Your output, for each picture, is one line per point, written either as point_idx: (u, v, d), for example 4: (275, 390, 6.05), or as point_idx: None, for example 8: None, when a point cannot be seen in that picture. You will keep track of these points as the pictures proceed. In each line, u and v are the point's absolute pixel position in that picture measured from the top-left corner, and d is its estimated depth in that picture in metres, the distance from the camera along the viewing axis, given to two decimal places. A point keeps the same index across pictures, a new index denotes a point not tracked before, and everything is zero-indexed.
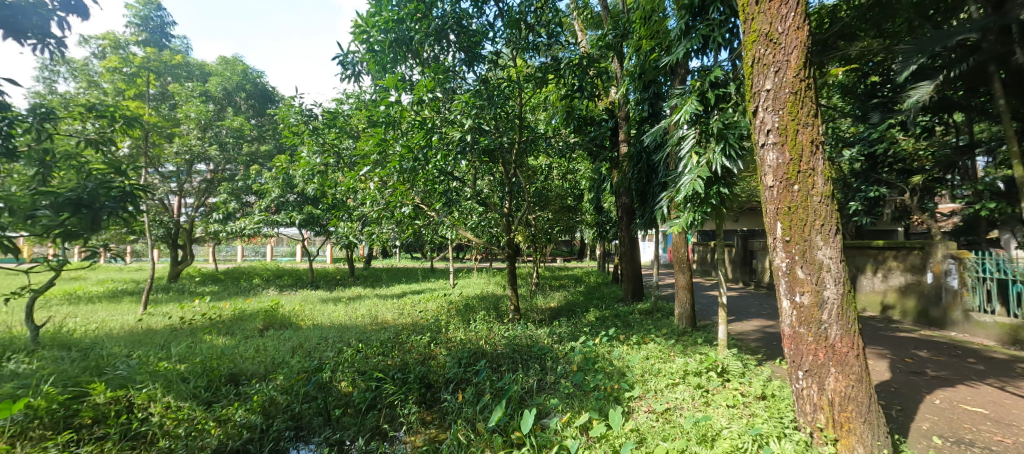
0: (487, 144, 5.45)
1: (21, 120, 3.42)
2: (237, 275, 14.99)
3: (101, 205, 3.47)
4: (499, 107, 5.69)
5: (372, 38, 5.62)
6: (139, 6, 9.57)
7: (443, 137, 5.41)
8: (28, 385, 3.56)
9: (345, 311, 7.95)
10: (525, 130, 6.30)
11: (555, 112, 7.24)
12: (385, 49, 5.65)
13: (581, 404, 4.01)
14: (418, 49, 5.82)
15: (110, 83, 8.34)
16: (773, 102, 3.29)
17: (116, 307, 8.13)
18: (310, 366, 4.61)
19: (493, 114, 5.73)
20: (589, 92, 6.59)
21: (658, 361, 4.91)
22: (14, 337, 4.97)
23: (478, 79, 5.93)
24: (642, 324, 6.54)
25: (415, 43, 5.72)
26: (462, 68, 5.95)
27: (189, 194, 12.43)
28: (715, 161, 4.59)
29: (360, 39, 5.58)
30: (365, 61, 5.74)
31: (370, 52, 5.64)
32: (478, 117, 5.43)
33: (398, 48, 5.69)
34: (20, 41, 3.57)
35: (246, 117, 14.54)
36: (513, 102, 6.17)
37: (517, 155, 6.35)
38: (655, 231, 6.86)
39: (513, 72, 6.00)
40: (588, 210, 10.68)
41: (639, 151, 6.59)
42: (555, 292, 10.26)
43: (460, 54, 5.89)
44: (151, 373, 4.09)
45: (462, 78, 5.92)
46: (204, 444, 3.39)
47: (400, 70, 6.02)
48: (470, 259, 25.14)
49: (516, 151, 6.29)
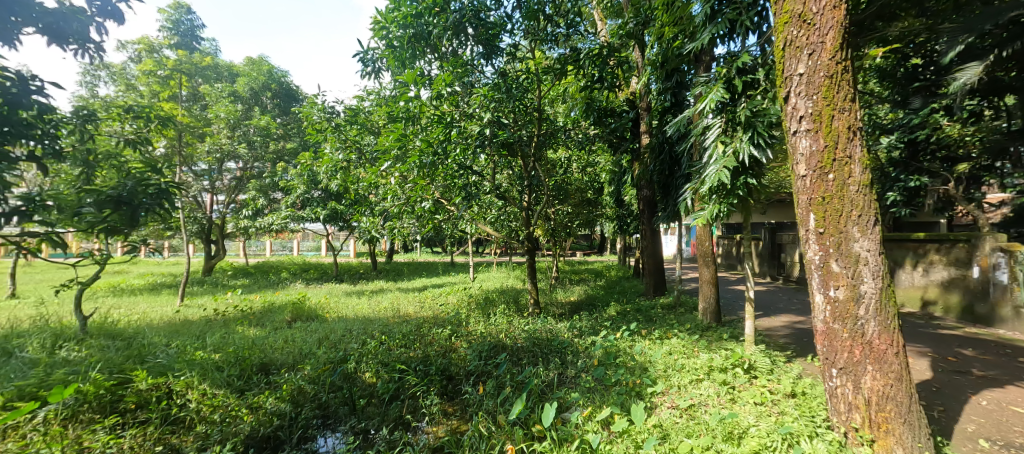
0: (506, 137, 5.43)
1: (66, 121, 3.58)
2: (267, 268, 15.52)
3: (139, 202, 3.69)
4: (518, 100, 5.63)
5: (391, 34, 5.53)
6: (170, 10, 9.87)
7: (462, 132, 5.36)
8: (78, 371, 3.82)
9: (369, 304, 8.12)
10: (543, 122, 6.23)
11: (575, 105, 7.05)
12: (404, 45, 5.57)
13: (602, 398, 4.02)
14: (436, 43, 5.66)
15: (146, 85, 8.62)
16: (807, 86, 3.17)
17: (155, 300, 8.49)
18: (336, 357, 4.74)
19: (511, 107, 5.66)
20: (610, 82, 6.39)
21: (681, 357, 4.82)
22: (64, 326, 5.26)
23: (497, 73, 5.84)
24: (664, 319, 6.39)
25: (434, 38, 5.54)
26: (480, 61, 5.87)
27: (220, 192, 12.82)
28: (742, 150, 4.39)
29: (380, 35, 5.55)
30: (384, 58, 5.72)
31: (389, 48, 5.62)
32: (497, 110, 5.40)
33: (418, 44, 5.58)
34: (62, 46, 3.51)
35: (272, 116, 14.82)
36: (532, 94, 6.05)
37: (536, 148, 6.24)
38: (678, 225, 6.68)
39: (532, 65, 5.92)
40: (608, 204, 10.48)
41: (661, 143, 6.46)
42: (575, 286, 10.18)
43: (478, 48, 5.80)
44: (189, 361, 4.28)
45: (481, 72, 5.87)
46: (238, 430, 3.55)
47: (419, 64, 5.94)
48: (488, 253, 25.33)
49: (535, 144, 6.16)
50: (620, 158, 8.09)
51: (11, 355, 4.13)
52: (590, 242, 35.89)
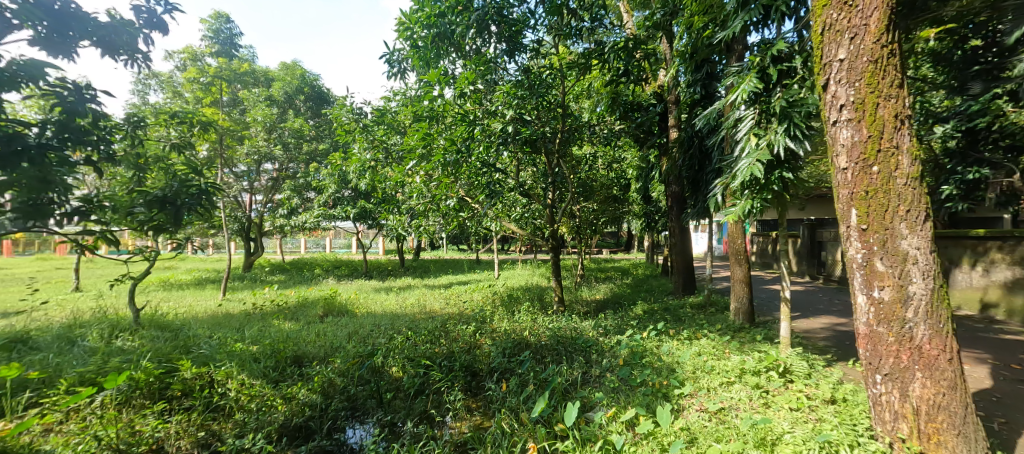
0: (529, 134, 5.36)
1: (118, 127, 3.81)
2: (302, 265, 16.16)
3: (182, 201, 3.95)
4: (542, 96, 5.57)
5: (415, 34, 5.59)
6: (211, 20, 10.00)
7: (485, 129, 5.41)
8: (131, 359, 4.13)
9: (396, 300, 8.30)
10: (567, 118, 6.14)
11: (600, 100, 6.94)
12: (428, 45, 5.61)
13: (627, 399, 3.96)
14: (460, 42, 5.65)
15: (190, 92, 9.03)
16: (848, 73, 2.97)
17: (200, 294, 9.01)
18: (364, 351, 4.88)
19: (534, 103, 5.62)
20: (636, 76, 6.22)
21: (711, 358, 4.67)
22: (120, 318, 5.68)
23: (520, 69, 5.79)
24: (693, 318, 6.20)
25: (457, 37, 5.53)
26: (503, 58, 5.82)
27: (259, 192, 13.43)
28: (777, 142, 4.20)
29: (405, 36, 5.61)
30: (408, 58, 5.78)
31: (414, 48, 5.65)
32: (520, 107, 5.37)
33: (441, 43, 5.59)
34: (113, 58, 3.72)
35: (305, 118, 15.34)
36: (556, 90, 5.98)
37: (560, 144, 6.16)
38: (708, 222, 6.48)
39: (555, 60, 5.84)
40: (635, 200, 10.26)
41: (691, 136, 6.26)
42: (600, 284, 10.03)
43: (501, 45, 5.75)
44: (229, 353, 4.54)
45: (504, 69, 5.77)
46: (273, 419, 3.73)
47: (443, 64, 5.96)
48: (513, 251, 25.38)
49: (559, 140, 6.08)
50: (648, 153, 7.89)
51: (74, 343, 4.50)
52: (620, 239, 35.27)
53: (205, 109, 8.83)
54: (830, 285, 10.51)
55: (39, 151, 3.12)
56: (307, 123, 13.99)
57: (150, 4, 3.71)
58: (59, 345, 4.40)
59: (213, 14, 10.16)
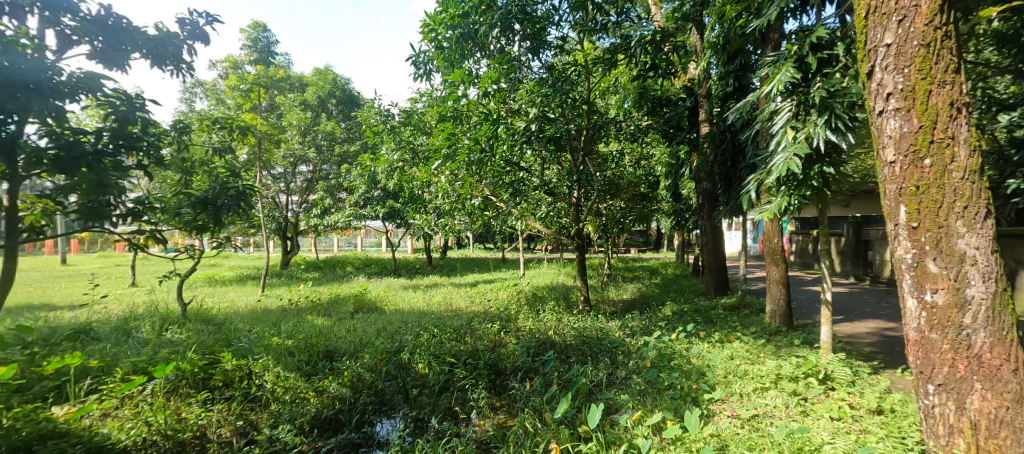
0: (554, 132, 5.33)
1: (166, 134, 4.02)
2: (335, 263, 16.70)
3: (221, 202, 4.27)
4: (566, 93, 5.50)
5: (440, 35, 5.62)
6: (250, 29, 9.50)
7: (509, 128, 5.42)
8: (178, 350, 4.42)
9: (423, 298, 8.45)
10: (593, 115, 6.03)
11: (627, 95, 6.80)
12: (453, 45, 5.62)
13: (654, 402, 3.86)
14: (484, 42, 5.65)
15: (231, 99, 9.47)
16: (896, 59, 2.75)
17: (242, 290, 9.49)
18: (391, 347, 5.00)
19: (558, 101, 5.56)
20: (664, 70, 6.02)
21: (745, 362, 4.49)
22: (169, 312, 6.06)
23: (545, 67, 5.73)
24: (725, 321, 5.97)
25: (481, 36, 5.53)
26: (528, 56, 5.76)
27: (295, 193, 14.00)
28: (817, 135, 3.98)
29: (429, 38, 5.64)
30: (434, 59, 5.77)
31: (438, 49, 5.67)
32: (545, 105, 5.33)
33: (466, 43, 5.60)
34: (161, 68, 3.98)
35: (337, 121, 15.82)
36: (581, 87, 5.89)
37: (585, 142, 6.07)
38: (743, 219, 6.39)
39: (581, 56, 5.75)
40: (665, 198, 9.99)
41: (722, 131, 6.03)
42: (627, 284, 9.82)
43: (525, 43, 5.70)
44: (266, 346, 4.78)
45: (529, 67, 5.75)
46: (305, 411, 3.89)
47: (468, 64, 5.97)
48: (538, 250, 25.23)
49: (584, 137, 5.99)
50: (678, 149, 7.67)
51: (129, 336, 4.89)
52: (650, 238, 34.46)
53: (244, 115, 9.25)
54: (878, 287, 9.86)
55: (96, 156, 3.36)
56: (339, 125, 14.45)
57: (193, 16, 3.95)
58: (116, 338, 4.80)
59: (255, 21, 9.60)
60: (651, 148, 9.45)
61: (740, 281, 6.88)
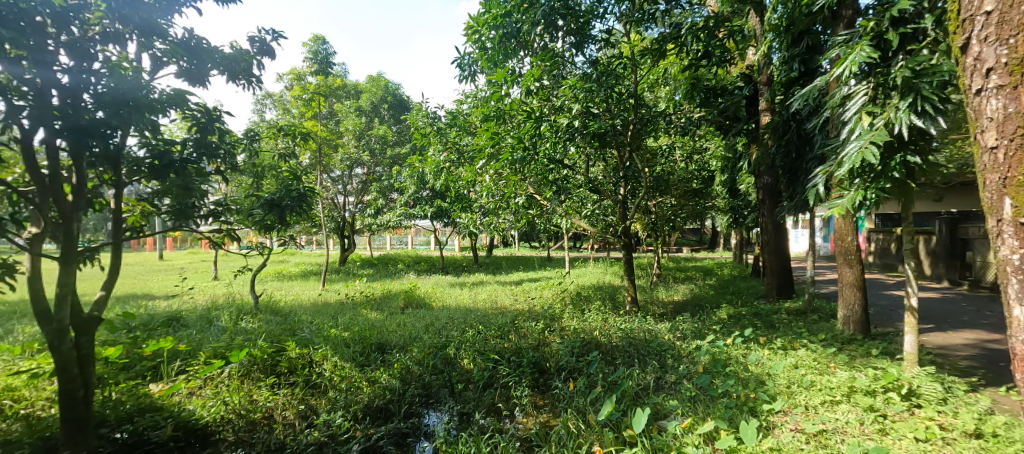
0: (598, 127, 5.21)
1: (240, 142, 4.47)
2: (387, 260, 17.46)
3: (286, 203, 4.37)
4: (612, 87, 5.34)
5: (483, 37, 5.60)
6: (311, 42, 9.85)
7: (552, 125, 5.40)
8: (251, 338, 4.86)
9: (468, 295, 8.62)
10: (641, 109, 5.82)
11: (679, 87, 6.49)
12: (496, 46, 5.62)
13: (706, 410, 3.63)
14: (528, 40, 5.60)
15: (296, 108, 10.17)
16: (998, 29, 2.15)
17: (306, 285, 10.22)
18: (439, 342, 5.17)
19: (603, 95, 5.41)
20: (719, 58, 5.64)
21: (811, 372, 4.12)
22: (243, 303, 6.68)
23: (590, 62, 5.60)
24: (790, 326, 5.51)
25: (524, 35, 5.47)
26: (571, 52, 5.65)
27: (352, 194, 14.80)
28: (898, 120, 3.55)
29: (473, 39, 5.68)
30: (477, 61, 5.81)
31: (481, 50, 5.69)
32: (588, 100, 5.24)
33: (509, 43, 5.58)
34: (234, 82, 4.39)
35: (388, 125, 16.47)
36: (628, 80, 5.77)
37: (633, 137, 5.84)
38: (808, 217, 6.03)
39: (627, 49, 5.58)
40: (721, 194, 9.43)
41: (785, 120, 5.64)
42: (678, 284, 9.37)
43: (568, 38, 5.59)
44: (325, 337, 5.13)
45: (573, 63, 5.64)
46: (358, 399, 4.11)
47: (511, 63, 5.95)
48: (585, 249, 24.69)
49: (630, 132, 5.78)
50: (734, 142, 7.22)
51: (212, 323, 5.47)
52: (706, 238, 32.73)
53: (306, 122, 9.93)
54: (982, 292, 8.65)
55: (182, 163, 3.69)
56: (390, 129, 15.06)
57: (261, 34, 4.32)
58: (201, 325, 5.39)
59: (314, 35, 9.97)
60: (705, 142, 8.98)
61: (807, 283, 6.33)
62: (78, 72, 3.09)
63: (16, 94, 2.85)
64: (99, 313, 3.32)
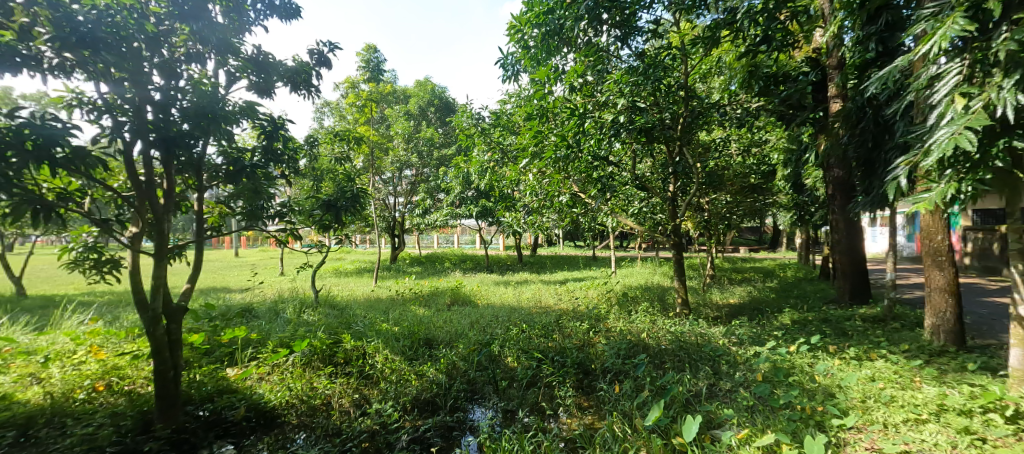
0: (644, 122, 5.02)
1: (301, 148, 4.82)
2: (434, 258, 17.94)
3: (343, 203, 4.55)
4: (660, 80, 5.13)
5: (526, 36, 5.68)
6: (365, 52, 10.29)
7: (597, 121, 5.29)
8: (312, 330, 5.22)
9: (513, 293, 8.67)
10: (693, 101, 5.55)
11: (734, 76, 6.14)
12: (539, 45, 5.59)
13: (766, 422, 3.37)
14: (571, 37, 5.47)
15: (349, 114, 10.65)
16: None
17: (361, 281, 10.81)
18: (483, 339, 5.26)
19: (650, 89, 5.22)
20: (781, 42, 5.21)
21: (889, 385, 3.70)
22: (306, 298, 7.19)
23: (636, 56, 5.43)
24: (866, 335, 4.99)
25: (567, 31, 5.32)
26: (617, 45, 5.56)
27: (401, 195, 15.37)
28: (1001, 102, 3.04)
29: (516, 39, 5.70)
30: (520, 60, 5.80)
31: (524, 50, 5.70)
32: (634, 94, 5.10)
33: (552, 40, 5.50)
34: (296, 93, 4.71)
35: (435, 127, 16.95)
36: (676, 72, 5.53)
37: (683, 130, 5.60)
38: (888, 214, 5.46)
39: (676, 39, 5.35)
40: (784, 190, 8.74)
41: (859, 106, 5.20)
42: (735, 286, 8.81)
43: (614, 31, 5.48)
44: (377, 331, 5.40)
45: (619, 57, 5.60)
46: (407, 391, 4.27)
47: (555, 61, 5.90)
48: (632, 249, 23.85)
49: (680, 126, 5.54)
50: (799, 132, 6.66)
51: (279, 315, 5.97)
52: (769, 237, 30.56)
53: (360, 127, 10.43)
54: None
55: (252, 168, 4.01)
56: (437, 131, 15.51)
57: (318, 46, 4.62)
58: (269, 316, 5.90)
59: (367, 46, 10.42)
60: (765, 134, 8.37)
61: (887, 287, 5.71)
62: (168, 90, 3.49)
63: (120, 112, 3.27)
64: (185, 303, 3.71)
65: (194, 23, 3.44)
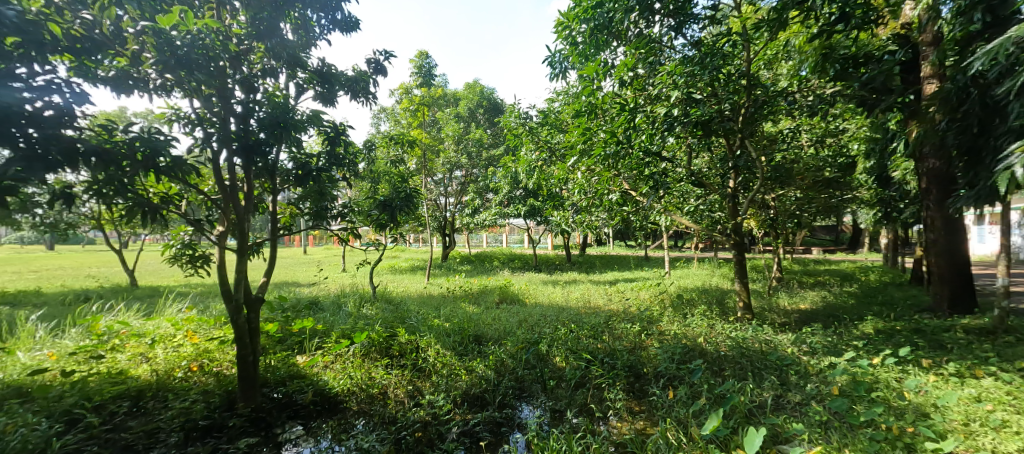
0: (700, 115, 4.73)
1: (361, 152, 5.14)
2: (484, 256, 18.21)
3: (401, 203, 4.84)
4: (720, 69, 4.83)
5: (574, 31, 5.60)
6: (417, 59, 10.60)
7: (648, 116, 5.06)
8: (371, 324, 5.53)
9: (561, 293, 8.60)
10: (757, 89, 5.17)
11: (804, 61, 5.62)
12: (587, 40, 5.47)
13: (842, 440, 3.04)
14: (621, 30, 5.29)
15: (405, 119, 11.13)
16: None
17: (417, 278, 11.27)
18: (530, 338, 5.27)
19: (707, 79, 4.94)
20: (863, 19, 4.68)
21: (998, 408, 3.20)
22: (365, 293, 7.62)
23: (693, 45, 5.15)
24: (970, 348, 4.34)
25: (617, 24, 5.14)
26: (671, 35, 5.30)
27: (453, 195, 15.77)
28: None
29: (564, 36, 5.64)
30: (569, 56, 5.72)
31: (573, 46, 5.62)
32: (690, 85, 4.85)
33: (600, 34, 5.36)
34: (357, 100, 5.03)
35: (484, 128, 17.24)
36: (737, 60, 5.18)
37: (745, 122, 5.24)
38: (1000, 210, 4.72)
39: (737, 24, 5.02)
40: (869, 184, 7.86)
41: (964, 86, 4.52)
42: (807, 291, 8.07)
43: (667, 20, 5.23)
44: (429, 326, 5.61)
45: (673, 48, 5.34)
46: (458, 385, 4.40)
47: (604, 55, 5.75)
48: (687, 249, 22.70)
49: (743, 117, 5.20)
50: (887, 119, 5.96)
51: (341, 308, 6.40)
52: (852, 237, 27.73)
53: (415, 131, 10.84)
54: None
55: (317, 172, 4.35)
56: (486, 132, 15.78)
57: (375, 55, 4.89)
58: (333, 309, 6.34)
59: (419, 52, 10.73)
60: (844, 122, 7.59)
61: (1000, 294, 4.94)
62: (248, 102, 3.84)
63: (210, 124, 3.67)
64: (262, 295, 4.08)
65: (268, 40, 3.81)
